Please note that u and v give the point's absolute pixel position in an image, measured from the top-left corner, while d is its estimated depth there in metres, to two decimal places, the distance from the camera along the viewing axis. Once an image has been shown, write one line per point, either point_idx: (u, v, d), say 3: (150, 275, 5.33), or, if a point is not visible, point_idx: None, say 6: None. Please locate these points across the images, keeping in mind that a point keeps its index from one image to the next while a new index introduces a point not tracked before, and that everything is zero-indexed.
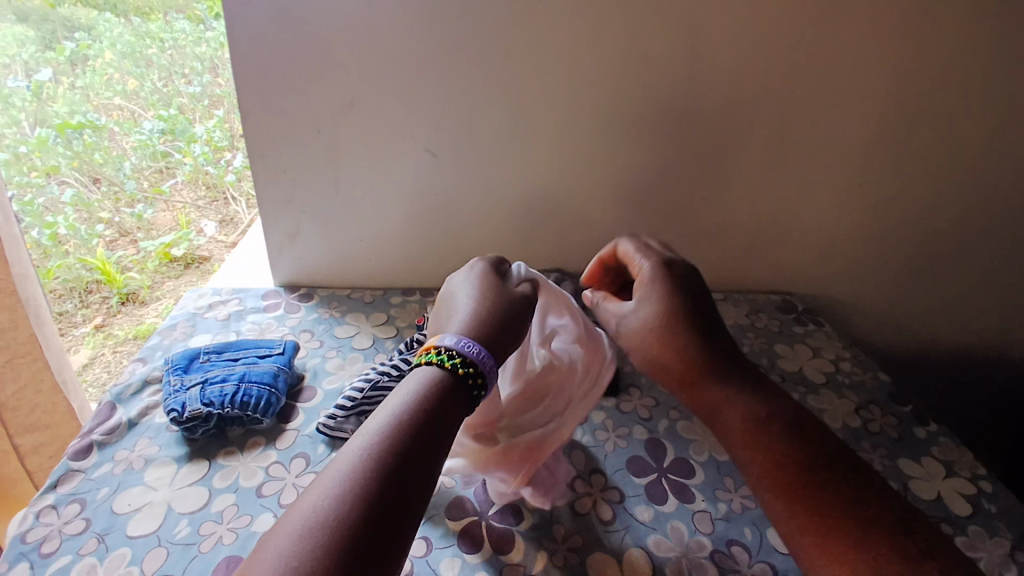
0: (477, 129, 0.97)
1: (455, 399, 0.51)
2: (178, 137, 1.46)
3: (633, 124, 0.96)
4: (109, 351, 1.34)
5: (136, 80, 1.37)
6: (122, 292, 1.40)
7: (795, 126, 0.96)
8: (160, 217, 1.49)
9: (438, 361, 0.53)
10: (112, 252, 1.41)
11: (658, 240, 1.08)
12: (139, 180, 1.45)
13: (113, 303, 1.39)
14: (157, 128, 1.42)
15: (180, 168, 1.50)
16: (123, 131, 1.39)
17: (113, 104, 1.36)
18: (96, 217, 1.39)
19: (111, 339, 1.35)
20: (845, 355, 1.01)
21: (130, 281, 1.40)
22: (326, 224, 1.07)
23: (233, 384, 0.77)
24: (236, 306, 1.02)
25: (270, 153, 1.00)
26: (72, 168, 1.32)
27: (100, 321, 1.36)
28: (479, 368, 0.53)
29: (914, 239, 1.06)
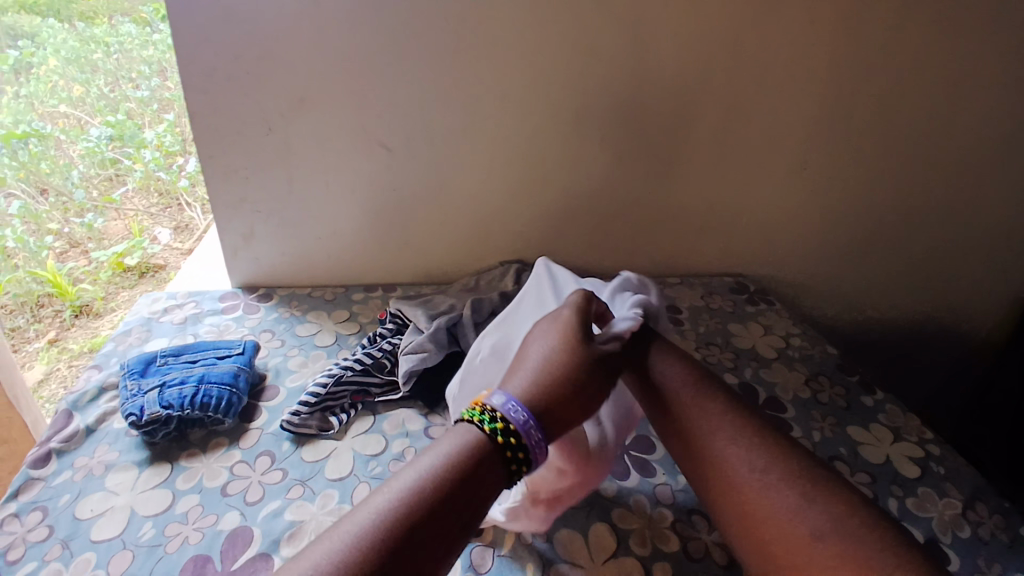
0: (432, 123, 0.98)
1: (489, 472, 0.49)
2: (127, 143, 1.45)
3: (585, 114, 0.98)
4: (64, 365, 1.25)
5: (82, 86, 1.37)
6: (75, 304, 1.33)
7: (739, 112, 0.99)
8: (112, 225, 1.46)
9: (483, 424, 0.51)
10: (63, 263, 1.36)
11: (615, 228, 1.11)
12: (88, 189, 1.40)
13: (66, 316, 1.32)
14: (106, 134, 1.41)
15: (131, 175, 1.47)
16: (70, 139, 1.36)
17: (58, 112, 1.33)
18: (45, 228, 1.33)
19: (66, 353, 1.27)
20: (795, 330, 1.06)
21: (83, 292, 1.33)
22: (283, 223, 1.06)
23: (192, 386, 0.77)
24: (193, 309, 1.01)
25: (221, 154, 0.98)
26: (18, 180, 1.27)
27: (55, 335, 1.29)
28: (526, 448, 0.51)
29: (856, 218, 1.11)
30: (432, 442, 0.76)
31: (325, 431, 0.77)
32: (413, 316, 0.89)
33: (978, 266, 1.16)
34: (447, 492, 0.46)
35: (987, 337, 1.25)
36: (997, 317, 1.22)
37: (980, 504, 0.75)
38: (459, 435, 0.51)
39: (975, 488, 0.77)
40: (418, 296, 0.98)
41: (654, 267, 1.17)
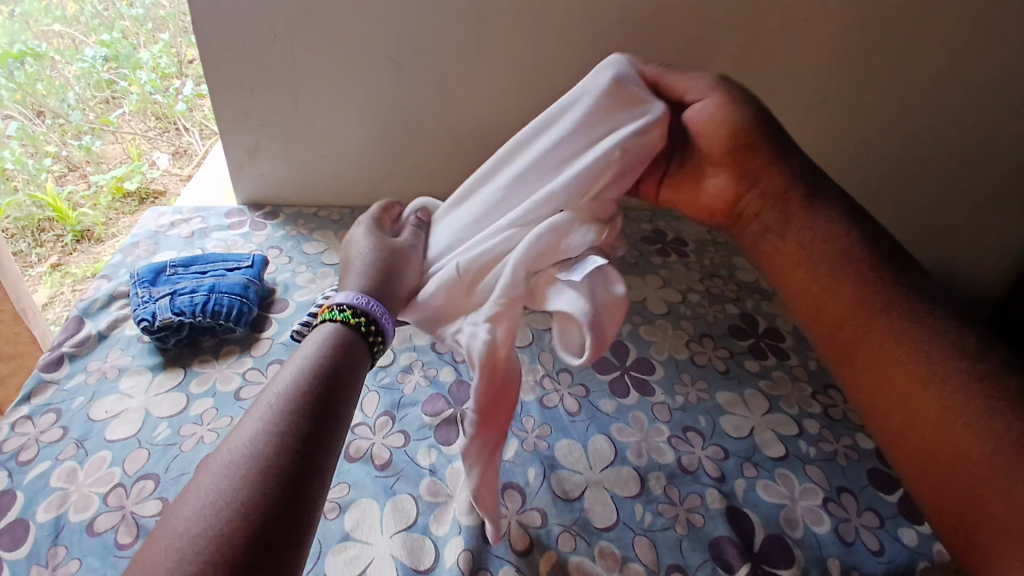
0: (441, 37, 0.94)
1: (353, 353, 0.53)
2: (123, 63, 1.41)
3: (601, 34, 0.95)
4: (68, 288, 1.26)
5: (74, 4, 1.35)
6: (76, 229, 1.31)
7: (761, 38, 0.96)
8: (110, 150, 1.41)
9: (338, 319, 0.54)
10: (61, 187, 1.33)
11: None
12: (84, 112, 1.38)
13: (68, 240, 1.30)
14: (101, 55, 1.38)
15: (127, 99, 1.41)
16: (64, 59, 1.34)
17: (53, 32, 1.33)
18: (43, 151, 1.32)
19: (69, 276, 1.27)
20: None
21: (84, 216, 1.31)
22: (288, 140, 1.04)
23: (203, 294, 0.77)
24: (200, 224, 1.01)
25: (225, 65, 0.96)
26: (15, 101, 1.28)
27: (56, 260, 1.28)
28: (378, 324, 0.55)
29: (870, 155, 1.09)
30: (439, 357, 0.77)
31: None
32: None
33: (989, 210, 1.15)
34: (325, 394, 0.48)
35: (989, 283, 1.25)
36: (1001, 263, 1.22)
37: None
38: (318, 336, 0.52)
39: None
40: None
41: None
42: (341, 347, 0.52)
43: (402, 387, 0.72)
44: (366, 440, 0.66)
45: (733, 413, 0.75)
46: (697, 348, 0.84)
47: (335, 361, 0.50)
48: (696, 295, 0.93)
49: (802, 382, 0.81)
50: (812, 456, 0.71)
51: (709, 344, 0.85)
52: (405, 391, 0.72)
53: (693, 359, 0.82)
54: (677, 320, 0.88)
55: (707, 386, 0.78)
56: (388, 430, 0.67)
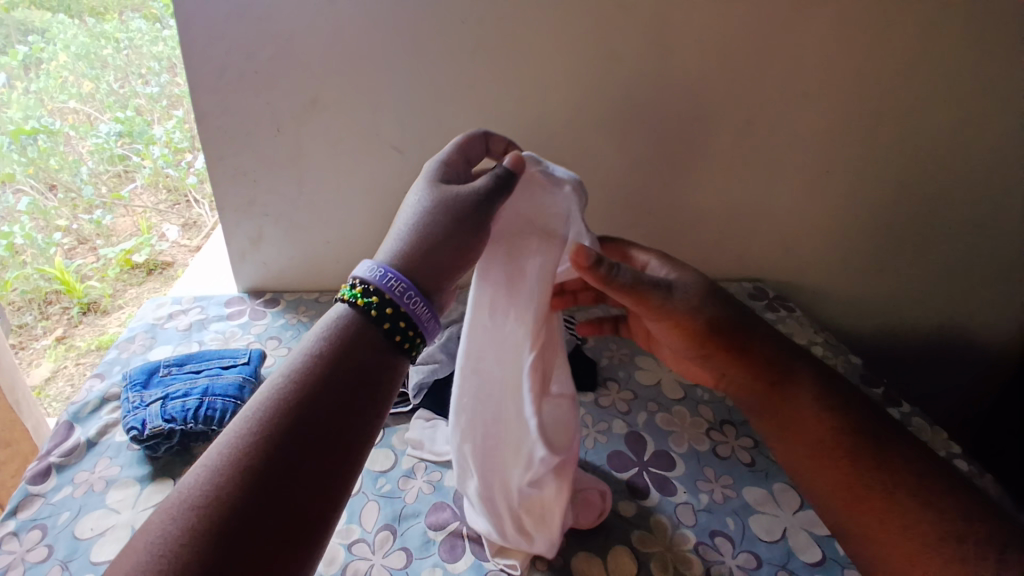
0: (446, 126, 0.94)
1: (363, 346, 0.47)
2: (137, 139, 1.36)
3: (603, 119, 0.95)
4: (71, 363, 1.26)
5: (92, 82, 1.31)
6: (83, 301, 1.31)
7: (764, 116, 0.96)
8: (120, 222, 1.39)
9: (359, 303, 0.49)
10: (71, 260, 1.33)
11: (632, 233, 1.07)
12: (97, 185, 1.36)
13: (74, 313, 1.30)
14: (114, 130, 1.34)
15: (140, 172, 1.39)
16: (79, 135, 1.32)
17: (68, 109, 1.30)
18: (53, 225, 1.31)
19: (73, 350, 1.27)
20: (817, 339, 1.01)
21: (90, 289, 1.31)
22: (291, 227, 1.03)
23: (195, 398, 0.74)
24: (198, 314, 0.98)
25: (229, 156, 0.96)
26: (27, 176, 1.27)
27: (62, 332, 1.29)
28: (410, 317, 0.49)
29: (880, 225, 1.08)
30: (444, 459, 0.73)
31: None
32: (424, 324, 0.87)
33: (1006, 280, 1.12)
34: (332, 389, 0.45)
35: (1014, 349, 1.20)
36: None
37: None
38: (326, 320, 0.49)
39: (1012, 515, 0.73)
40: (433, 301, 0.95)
41: None
42: (341, 337, 0.47)
43: (404, 496, 0.68)
44: (366, 560, 0.61)
45: (763, 513, 0.69)
46: (718, 437, 0.79)
47: (331, 354, 0.46)
48: None
49: None
50: (852, 560, 0.64)
51: (731, 432, 0.81)
52: (407, 500, 0.67)
53: (715, 451, 0.77)
54: (695, 407, 0.84)
55: (732, 482, 0.73)
56: (389, 548, 0.62)
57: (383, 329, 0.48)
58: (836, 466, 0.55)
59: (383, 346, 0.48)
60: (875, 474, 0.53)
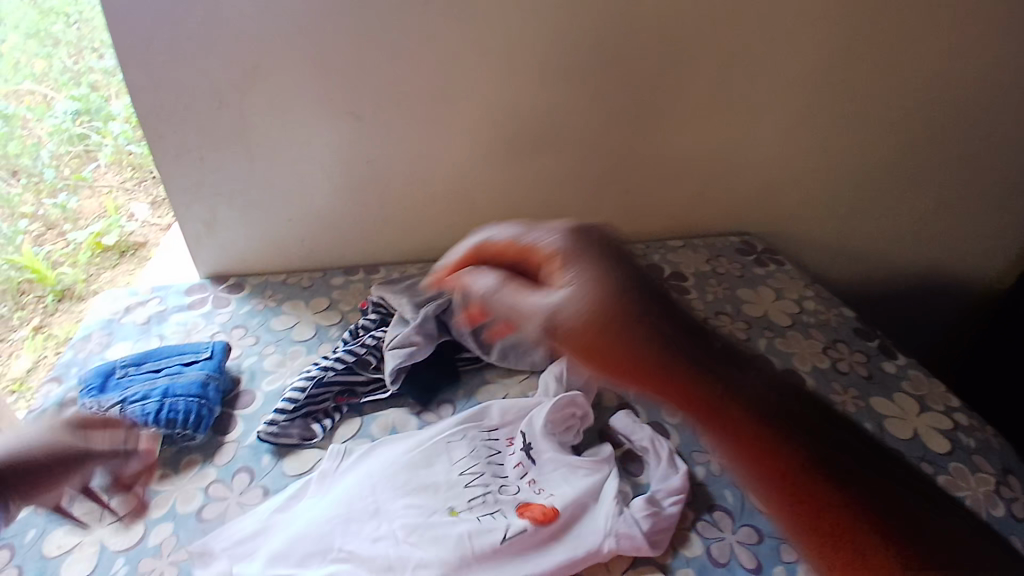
0: (405, 86, 0.87)
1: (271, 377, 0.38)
2: (95, 117, 1.32)
3: (575, 68, 0.88)
4: (52, 352, 1.13)
5: (44, 62, 1.28)
6: (56, 289, 1.21)
7: (746, 57, 0.89)
8: (86, 204, 1.30)
9: None
10: (39, 247, 1.23)
11: (612, 191, 1.02)
12: (59, 167, 1.29)
13: (48, 302, 1.19)
14: (72, 109, 1.29)
15: (101, 150, 1.33)
16: (36, 117, 1.27)
17: (23, 90, 1.26)
18: (18, 212, 1.23)
19: (51, 339, 1.15)
20: (808, 293, 0.98)
21: (63, 275, 1.21)
22: (248, 206, 0.96)
23: (155, 400, 0.68)
24: (157, 306, 0.91)
25: (170, 133, 0.88)
26: None
27: (38, 322, 1.17)
28: None
29: (869, 167, 1.03)
30: None
31: (309, 440, 0.69)
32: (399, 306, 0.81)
33: (993, 215, 1.09)
34: None
35: (1000, 286, 1.18)
36: (1009, 263, 1.15)
37: (1013, 480, 0.70)
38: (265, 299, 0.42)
39: (1009, 462, 0.72)
40: (406, 281, 0.89)
41: (654, 231, 1.09)
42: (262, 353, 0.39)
43: None
44: None
45: None
46: None
47: None
48: None
49: None
50: None
51: None
52: None
53: None
54: None
55: None
56: None
57: None
58: (816, 518, 0.30)
59: None
60: (830, 519, 0.30)
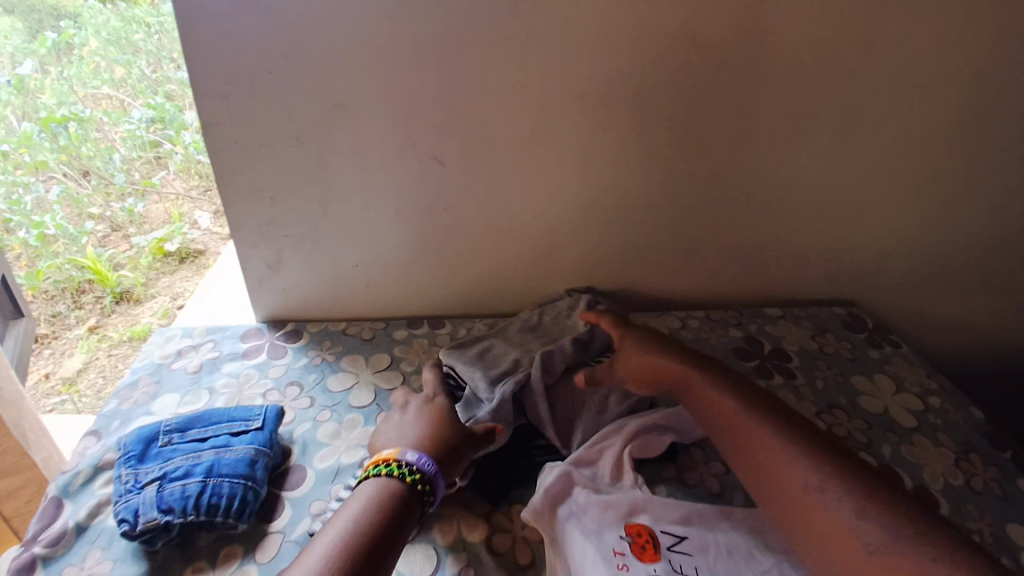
0: (494, 135, 0.79)
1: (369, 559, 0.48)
2: (168, 126, 1.34)
3: (680, 121, 0.78)
4: (104, 354, 1.16)
5: (123, 68, 1.33)
6: (116, 291, 1.23)
7: (878, 114, 0.78)
8: (151, 210, 1.37)
9: (398, 476, 0.55)
10: (104, 248, 1.29)
11: (706, 252, 0.91)
12: (130, 172, 1.34)
13: (107, 303, 1.22)
14: (147, 117, 1.32)
15: (171, 159, 1.37)
16: (111, 122, 1.32)
17: (101, 94, 1.32)
18: (86, 213, 1.29)
19: (105, 341, 1.18)
20: (932, 385, 0.83)
21: (123, 278, 1.23)
22: (314, 248, 0.88)
23: (198, 480, 0.60)
24: (210, 352, 0.85)
25: (241, 170, 0.81)
26: (59, 163, 1.26)
27: (95, 322, 1.20)
28: (434, 484, 0.56)
29: (1006, 240, 0.89)
30: (496, 565, 0.59)
31: None
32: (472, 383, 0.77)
33: None
34: None
35: None
36: None
37: None
38: (363, 497, 0.53)
39: None
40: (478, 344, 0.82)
41: (749, 297, 0.97)
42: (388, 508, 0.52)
43: None
44: None
45: None
46: None
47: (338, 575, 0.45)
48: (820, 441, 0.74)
49: None
50: None
51: None
52: None
53: None
54: None
55: None
56: None
57: (419, 497, 0.55)
58: None
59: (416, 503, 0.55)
60: None
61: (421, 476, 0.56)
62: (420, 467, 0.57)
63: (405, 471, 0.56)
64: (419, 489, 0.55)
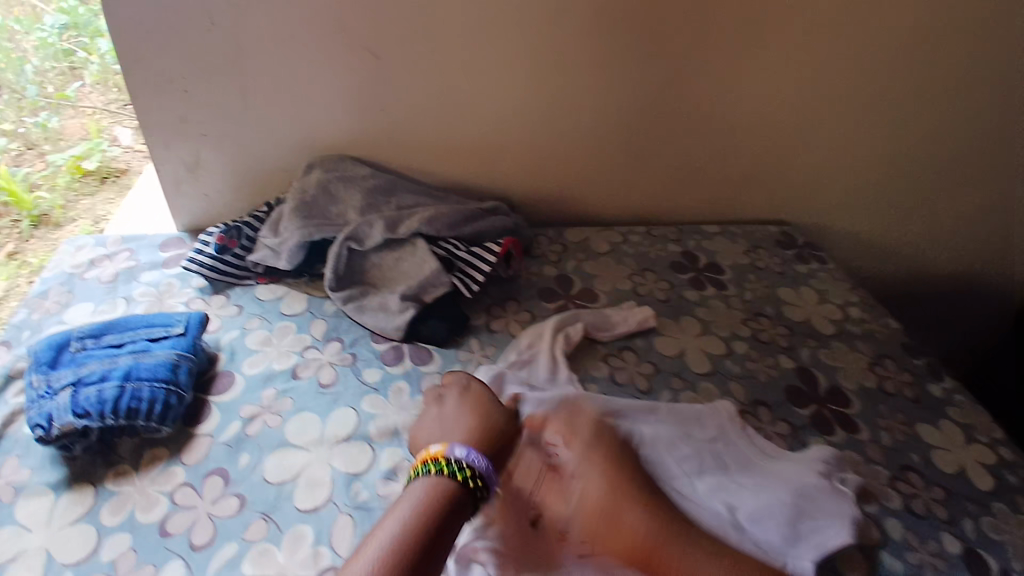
0: (427, 26, 0.74)
1: None
2: (83, 32, 1.16)
3: (621, 20, 0.76)
4: (25, 283, 0.92)
5: None
6: (34, 214, 1.00)
7: (817, 22, 0.77)
8: (68, 124, 1.12)
9: (446, 472, 0.51)
10: (16, 167, 1.04)
11: (648, 165, 0.90)
12: (43, 85, 1.13)
13: (24, 228, 0.99)
14: (59, 23, 1.15)
15: (88, 69, 1.17)
16: (23, 29, 1.14)
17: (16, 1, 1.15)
18: None
19: (28, 267, 0.94)
20: (855, 299, 0.88)
21: (41, 200, 1.01)
22: (236, 149, 0.83)
23: (116, 384, 0.57)
24: (127, 262, 0.80)
25: (150, 54, 0.74)
26: None
27: (12, 249, 0.96)
28: (486, 481, 0.52)
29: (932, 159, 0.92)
30: None
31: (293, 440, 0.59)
32: (354, 227, 0.75)
33: None
34: None
35: None
36: None
37: None
38: (413, 494, 0.50)
39: None
40: (339, 166, 0.81)
41: (688, 215, 0.98)
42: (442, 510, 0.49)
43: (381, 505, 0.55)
44: None
45: None
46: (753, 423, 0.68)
47: None
48: (742, 344, 0.78)
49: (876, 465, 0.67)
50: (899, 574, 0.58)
51: (766, 415, 0.70)
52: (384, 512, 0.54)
53: None
54: (726, 382, 0.72)
55: None
56: None
57: (474, 499, 0.51)
58: None
59: (468, 503, 0.51)
60: None
61: (472, 471, 0.52)
62: (470, 461, 0.52)
63: (456, 469, 0.51)
64: (471, 486, 0.51)
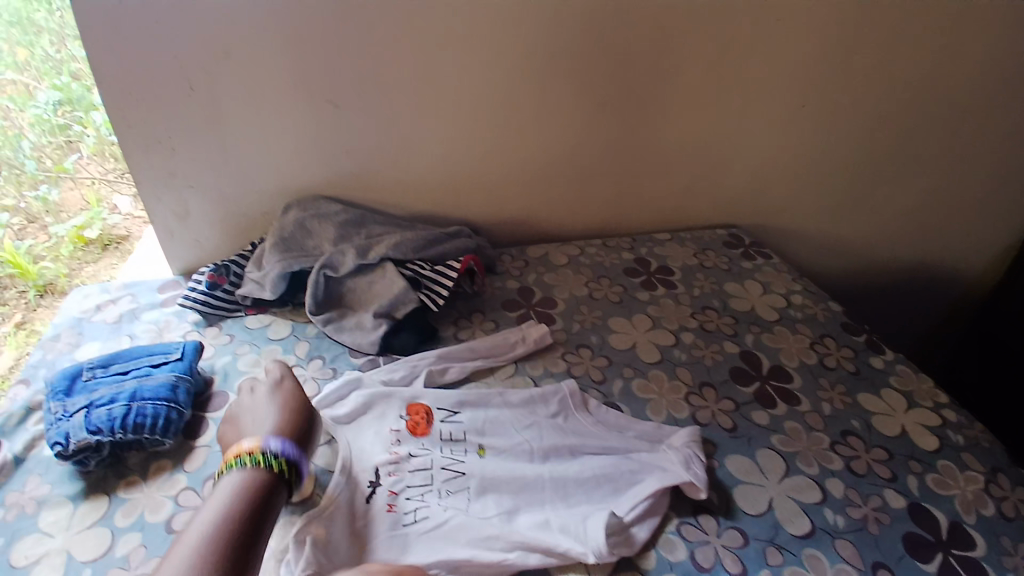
0: (382, 75, 0.84)
1: None
2: (78, 107, 1.05)
3: (555, 56, 0.85)
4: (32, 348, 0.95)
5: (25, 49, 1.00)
6: (39, 284, 1.03)
7: (729, 45, 0.87)
8: (68, 196, 1.11)
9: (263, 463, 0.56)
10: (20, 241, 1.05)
11: (596, 182, 0.99)
12: (41, 159, 1.07)
13: (30, 298, 1.02)
14: (54, 99, 1.04)
15: (83, 142, 1.09)
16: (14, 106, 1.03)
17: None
18: None
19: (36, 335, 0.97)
20: (796, 288, 0.96)
21: (45, 269, 1.03)
22: (221, 196, 0.92)
23: (123, 404, 0.65)
24: (129, 303, 0.88)
25: (139, 119, 0.84)
26: None
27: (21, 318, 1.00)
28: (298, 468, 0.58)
29: (855, 156, 1.00)
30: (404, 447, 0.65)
31: None
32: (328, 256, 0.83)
33: (978, 212, 1.07)
34: None
35: (976, 284, 1.16)
36: (987, 263, 1.14)
37: (1003, 477, 0.67)
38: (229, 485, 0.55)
39: (999, 460, 0.69)
40: (313, 206, 0.91)
41: (640, 224, 1.07)
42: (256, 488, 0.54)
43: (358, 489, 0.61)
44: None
45: (749, 483, 0.66)
46: (698, 402, 0.75)
47: None
48: (689, 334, 0.85)
49: (817, 432, 0.72)
50: (842, 527, 0.62)
51: (711, 394, 0.77)
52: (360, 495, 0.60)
53: (695, 418, 0.73)
54: (674, 369, 0.80)
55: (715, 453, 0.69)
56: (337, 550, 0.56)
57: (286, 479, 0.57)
58: None
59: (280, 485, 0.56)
60: None
61: (284, 459, 0.57)
62: (282, 451, 0.58)
63: (270, 458, 0.56)
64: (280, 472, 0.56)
